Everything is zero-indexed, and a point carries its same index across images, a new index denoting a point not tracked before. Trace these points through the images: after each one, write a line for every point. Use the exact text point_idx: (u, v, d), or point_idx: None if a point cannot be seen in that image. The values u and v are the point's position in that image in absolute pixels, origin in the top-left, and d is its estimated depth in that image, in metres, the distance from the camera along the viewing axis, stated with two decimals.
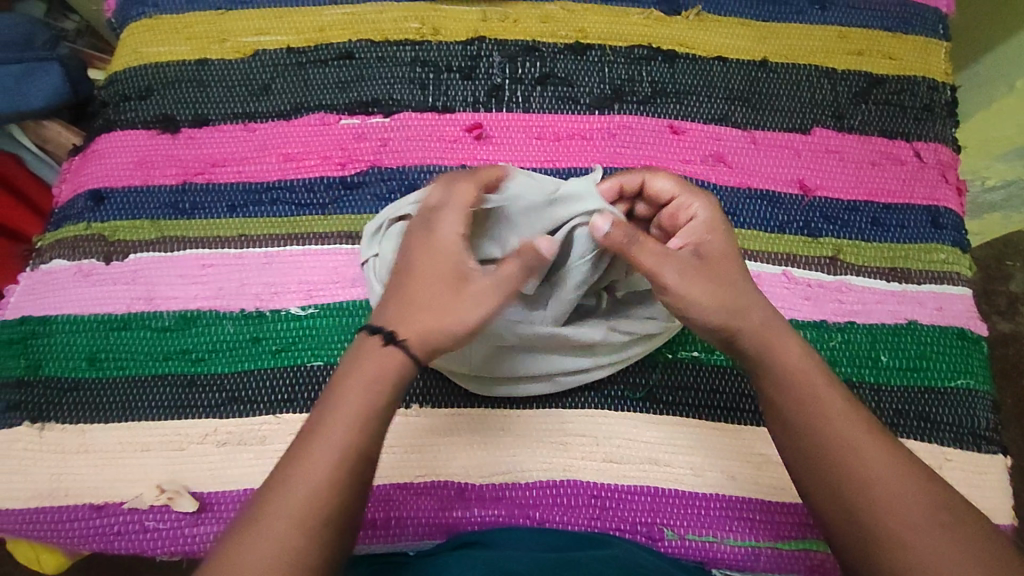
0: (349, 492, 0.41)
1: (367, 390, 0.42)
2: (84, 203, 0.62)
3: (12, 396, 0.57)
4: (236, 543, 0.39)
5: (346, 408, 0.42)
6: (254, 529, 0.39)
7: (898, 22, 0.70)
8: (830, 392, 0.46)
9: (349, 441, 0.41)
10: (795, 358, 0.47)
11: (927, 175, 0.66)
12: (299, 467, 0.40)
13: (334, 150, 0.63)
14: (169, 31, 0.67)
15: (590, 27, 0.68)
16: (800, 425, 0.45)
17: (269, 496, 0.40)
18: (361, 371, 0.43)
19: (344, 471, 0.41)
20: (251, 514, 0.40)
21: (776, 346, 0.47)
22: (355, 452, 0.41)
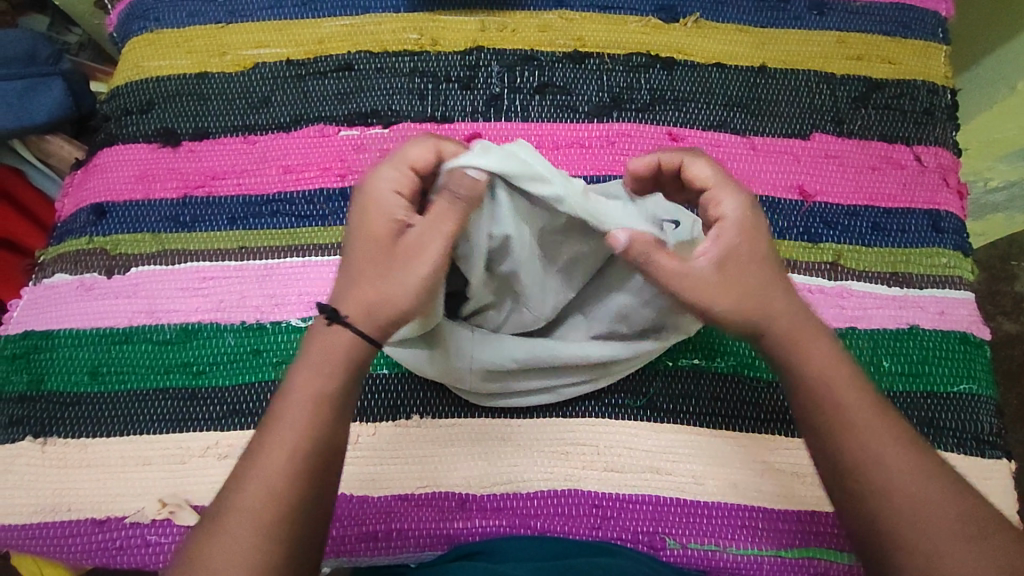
0: (307, 488, 0.42)
1: (320, 385, 0.43)
2: (86, 217, 0.63)
3: (15, 411, 0.57)
4: (201, 542, 0.41)
5: (297, 402, 0.43)
6: (215, 529, 0.41)
7: (897, 26, 0.70)
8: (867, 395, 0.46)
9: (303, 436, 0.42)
10: (827, 358, 0.47)
11: (928, 179, 0.66)
12: (261, 466, 0.42)
13: (333, 162, 0.63)
14: (170, 46, 0.68)
15: (588, 36, 0.68)
16: (825, 418, 0.46)
17: (231, 494, 0.42)
18: (314, 364, 0.44)
19: (300, 467, 0.42)
20: (216, 513, 0.42)
21: (804, 349, 0.47)
22: (309, 446, 0.42)
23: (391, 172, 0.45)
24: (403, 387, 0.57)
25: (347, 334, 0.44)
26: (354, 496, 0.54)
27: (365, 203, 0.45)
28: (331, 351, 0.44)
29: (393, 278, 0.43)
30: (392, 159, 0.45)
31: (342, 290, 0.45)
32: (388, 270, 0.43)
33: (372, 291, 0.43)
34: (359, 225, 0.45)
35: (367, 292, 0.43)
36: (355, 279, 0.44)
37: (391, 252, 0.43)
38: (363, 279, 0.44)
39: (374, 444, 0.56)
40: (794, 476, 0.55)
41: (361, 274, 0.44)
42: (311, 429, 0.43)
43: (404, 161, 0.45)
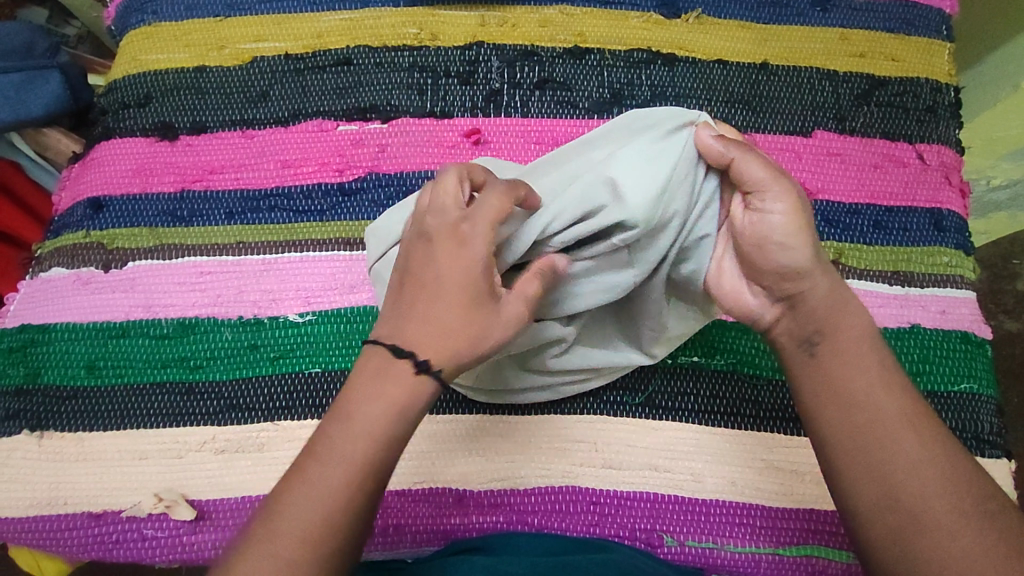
0: (360, 516, 0.39)
1: (388, 413, 0.40)
2: (83, 211, 0.62)
3: (11, 404, 0.57)
4: (237, 561, 0.37)
5: (362, 427, 0.40)
6: (259, 549, 0.37)
7: (900, 23, 0.69)
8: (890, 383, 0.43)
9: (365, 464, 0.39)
10: (849, 340, 0.45)
11: (930, 177, 0.65)
12: (313, 485, 0.39)
13: (332, 156, 0.63)
14: (168, 39, 0.68)
15: (589, 31, 0.68)
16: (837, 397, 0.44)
17: (275, 512, 0.38)
18: (382, 391, 0.40)
19: (358, 492, 0.39)
20: (258, 532, 0.38)
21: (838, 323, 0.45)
22: (370, 473, 0.39)
23: (436, 206, 0.43)
24: None
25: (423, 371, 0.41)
26: None
27: (421, 244, 0.43)
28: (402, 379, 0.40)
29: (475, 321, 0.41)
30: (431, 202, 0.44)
31: (412, 333, 0.41)
32: (467, 315, 0.41)
33: (453, 337, 0.41)
34: (421, 267, 0.43)
35: (439, 336, 0.41)
36: (428, 326, 0.41)
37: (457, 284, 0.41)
38: (438, 324, 0.41)
39: None
40: (792, 475, 0.55)
41: (431, 319, 0.41)
42: (372, 455, 0.39)
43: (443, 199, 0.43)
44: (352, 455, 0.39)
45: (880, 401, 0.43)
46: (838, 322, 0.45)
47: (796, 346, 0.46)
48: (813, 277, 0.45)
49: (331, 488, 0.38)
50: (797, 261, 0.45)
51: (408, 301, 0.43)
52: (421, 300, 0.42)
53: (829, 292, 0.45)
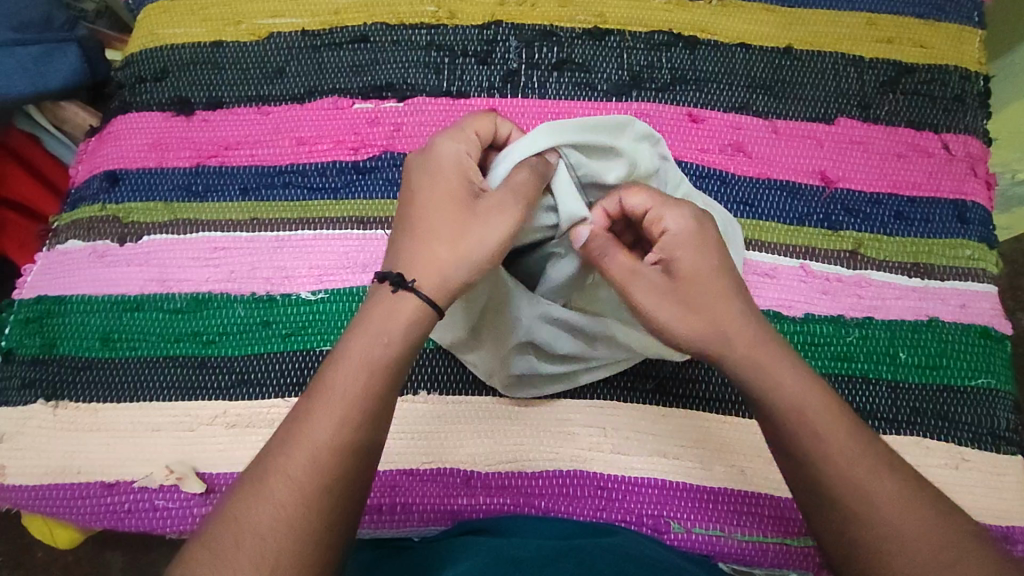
0: (357, 458, 0.40)
1: (376, 353, 0.41)
2: (99, 184, 0.63)
3: (28, 373, 0.58)
4: (234, 509, 0.38)
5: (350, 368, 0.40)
6: (255, 496, 0.38)
7: (930, 9, 0.67)
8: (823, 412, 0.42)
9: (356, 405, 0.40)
10: (790, 390, 0.42)
11: (955, 168, 0.64)
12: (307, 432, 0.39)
13: (346, 134, 0.63)
14: (185, 13, 0.67)
15: (609, 12, 0.66)
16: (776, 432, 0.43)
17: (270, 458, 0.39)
18: (369, 332, 0.41)
19: (351, 435, 0.39)
20: (253, 479, 0.39)
21: (769, 371, 0.43)
22: (353, 438, 0.39)
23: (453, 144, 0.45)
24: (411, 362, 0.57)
25: (413, 300, 0.42)
26: None
27: (428, 171, 0.45)
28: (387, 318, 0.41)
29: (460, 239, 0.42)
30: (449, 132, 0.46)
31: (403, 255, 0.43)
32: (454, 235, 0.43)
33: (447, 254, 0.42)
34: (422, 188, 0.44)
35: (423, 260, 0.42)
36: (416, 247, 0.43)
37: (456, 205, 0.43)
38: (426, 245, 0.43)
39: None
40: None
41: (421, 242, 0.43)
42: (363, 399, 0.40)
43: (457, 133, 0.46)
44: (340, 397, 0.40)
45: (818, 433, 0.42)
46: (776, 366, 0.43)
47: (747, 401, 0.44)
48: (734, 325, 0.43)
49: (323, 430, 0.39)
50: (688, 331, 0.43)
51: (403, 222, 0.44)
52: (415, 220, 0.44)
53: (751, 343, 0.43)
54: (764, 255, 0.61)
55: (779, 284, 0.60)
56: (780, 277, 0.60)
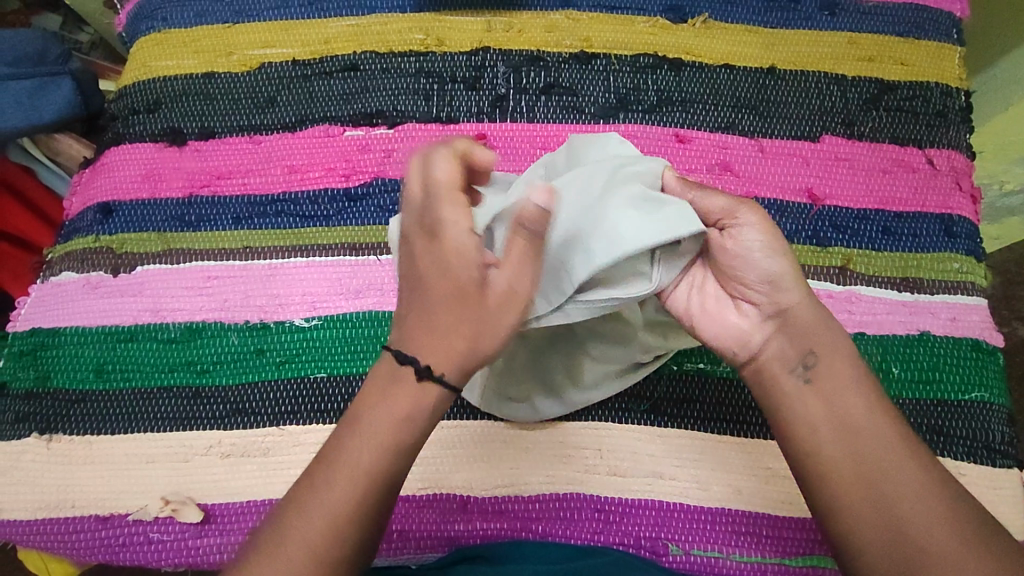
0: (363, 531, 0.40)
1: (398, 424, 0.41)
2: (93, 215, 0.63)
3: (22, 407, 0.58)
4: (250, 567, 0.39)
5: (360, 446, 0.40)
6: (264, 561, 0.39)
7: (910, 27, 0.69)
8: (855, 378, 0.45)
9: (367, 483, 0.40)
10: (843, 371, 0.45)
11: (940, 182, 0.64)
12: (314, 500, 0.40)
13: (338, 162, 0.63)
14: (177, 46, 0.68)
15: (595, 36, 0.68)
16: (841, 394, 0.44)
17: (281, 524, 0.40)
18: (388, 413, 0.41)
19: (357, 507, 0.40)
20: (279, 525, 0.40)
21: (823, 351, 0.45)
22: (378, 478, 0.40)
23: (452, 208, 0.40)
24: None
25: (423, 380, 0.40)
26: None
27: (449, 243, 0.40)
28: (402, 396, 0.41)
29: (486, 325, 0.40)
30: (440, 194, 0.40)
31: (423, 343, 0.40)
32: (471, 323, 0.40)
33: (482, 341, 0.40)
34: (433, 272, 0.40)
35: (441, 350, 0.40)
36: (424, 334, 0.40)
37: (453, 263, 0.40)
38: (435, 330, 0.40)
39: None
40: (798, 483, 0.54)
41: (437, 322, 0.40)
42: (375, 478, 0.40)
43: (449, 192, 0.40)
44: (352, 473, 0.40)
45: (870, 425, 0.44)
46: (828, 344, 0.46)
47: (789, 370, 0.46)
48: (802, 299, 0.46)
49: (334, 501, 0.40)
50: (773, 278, 0.46)
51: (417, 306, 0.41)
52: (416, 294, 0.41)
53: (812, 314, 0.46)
54: None
55: None
56: None
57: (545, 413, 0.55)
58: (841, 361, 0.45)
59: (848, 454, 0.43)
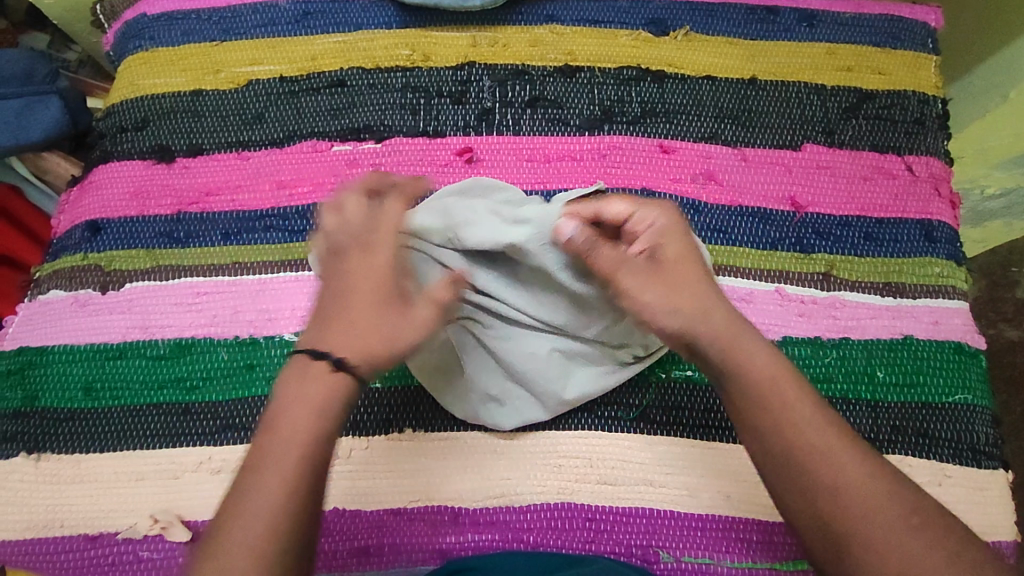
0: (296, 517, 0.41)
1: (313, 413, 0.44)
2: (81, 233, 0.63)
3: (8, 427, 0.58)
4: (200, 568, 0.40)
5: (285, 439, 0.43)
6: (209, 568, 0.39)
7: (886, 37, 0.70)
8: (773, 374, 0.47)
9: (295, 460, 0.42)
10: (757, 364, 0.47)
11: (919, 188, 0.66)
12: (248, 503, 0.41)
13: (326, 177, 0.64)
14: (165, 64, 0.69)
15: (579, 50, 0.69)
16: (755, 397, 0.46)
17: (218, 535, 0.41)
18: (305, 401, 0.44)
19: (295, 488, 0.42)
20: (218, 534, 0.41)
21: (735, 349, 0.48)
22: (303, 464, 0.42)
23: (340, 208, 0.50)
24: (395, 402, 0.57)
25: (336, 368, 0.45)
26: (345, 511, 0.54)
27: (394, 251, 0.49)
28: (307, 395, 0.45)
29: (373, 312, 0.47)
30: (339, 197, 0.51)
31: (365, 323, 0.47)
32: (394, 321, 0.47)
33: (348, 338, 0.46)
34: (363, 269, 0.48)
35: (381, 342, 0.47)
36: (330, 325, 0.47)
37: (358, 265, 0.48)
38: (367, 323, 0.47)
39: (366, 458, 0.56)
40: None
41: (347, 316, 0.47)
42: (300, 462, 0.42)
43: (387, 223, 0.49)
44: (275, 464, 0.42)
45: (803, 438, 0.45)
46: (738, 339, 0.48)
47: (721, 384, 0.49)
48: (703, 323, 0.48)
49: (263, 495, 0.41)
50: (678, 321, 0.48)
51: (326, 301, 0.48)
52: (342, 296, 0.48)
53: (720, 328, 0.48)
54: (739, 281, 0.62)
55: (755, 308, 0.61)
56: (756, 301, 0.61)
57: (534, 419, 0.55)
58: (757, 363, 0.47)
59: (790, 468, 0.45)
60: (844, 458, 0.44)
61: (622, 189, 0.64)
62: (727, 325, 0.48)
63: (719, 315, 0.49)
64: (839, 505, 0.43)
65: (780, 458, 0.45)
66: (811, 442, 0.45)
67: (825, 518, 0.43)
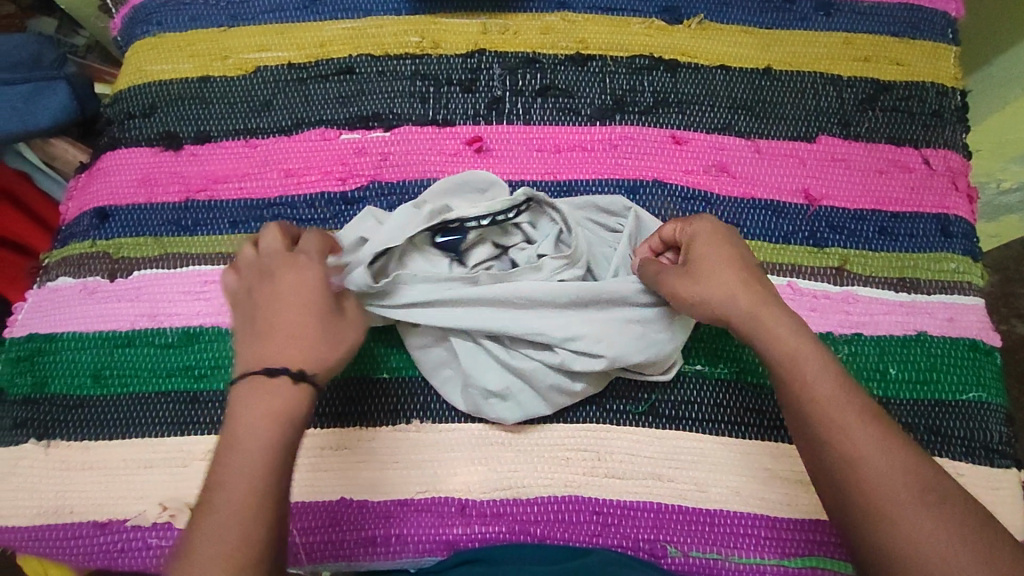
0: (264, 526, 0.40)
1: (275, 426, 0.43)
2: (89, 220, 0.63)
3: (19, 413, 0.58)
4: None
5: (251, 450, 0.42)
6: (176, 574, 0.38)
7: (905, 27, 0.69)
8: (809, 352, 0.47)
9: (260, 468, 0.41)
10: (785, 341, 0.47)
11: (937, 182, 0.64)
12: (216, 514, 0.40)
13: (334, 165, 0.63)
14: (173, 50, 0.68)
15: (590, 38, 0.68)
16: (786, 370, 0.46)
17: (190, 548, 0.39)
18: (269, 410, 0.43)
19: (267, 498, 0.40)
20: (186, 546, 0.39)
21: (767, 326, 0.48)
22: (266, 476, 0.41)
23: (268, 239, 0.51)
24: (403, 392, 0.57)
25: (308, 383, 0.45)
26: (353, 501, 0.54)
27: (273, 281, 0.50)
28: (275, 402, 0.44)
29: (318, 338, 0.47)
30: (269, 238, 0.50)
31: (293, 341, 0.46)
32: (337, 332, 0.48)
33: (293, 349, 0.46)
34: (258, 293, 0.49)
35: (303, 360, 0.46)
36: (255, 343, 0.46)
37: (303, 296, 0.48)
38: (289, 337, 0.47)
39: (374, 448, 0.56)
40: (796, 483, 0.54)
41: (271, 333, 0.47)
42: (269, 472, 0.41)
43: (272, 253, 0.50)
44: (243, 471, 0.41)
45: (841, 419, 0.44)
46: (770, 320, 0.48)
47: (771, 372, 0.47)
48: (763, 312, 0.48)
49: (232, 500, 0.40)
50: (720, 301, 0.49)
51: (246, 323, 0.48)
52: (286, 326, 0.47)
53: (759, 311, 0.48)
54: None
55: None
56: None
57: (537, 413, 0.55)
58: (785, 340, 0.47)
59: (826, 452, 0.44)
60: (883, 438, 0.43)
61: (633, 180, 0.64)
62: (753, 306, 0.49)
63: (745, 297, 0.49)
64: (879, 489, 0.41)
65: (819, 464, 0.44)
66: (847, 425, 0.44)
67: (864, 523, 0.41)
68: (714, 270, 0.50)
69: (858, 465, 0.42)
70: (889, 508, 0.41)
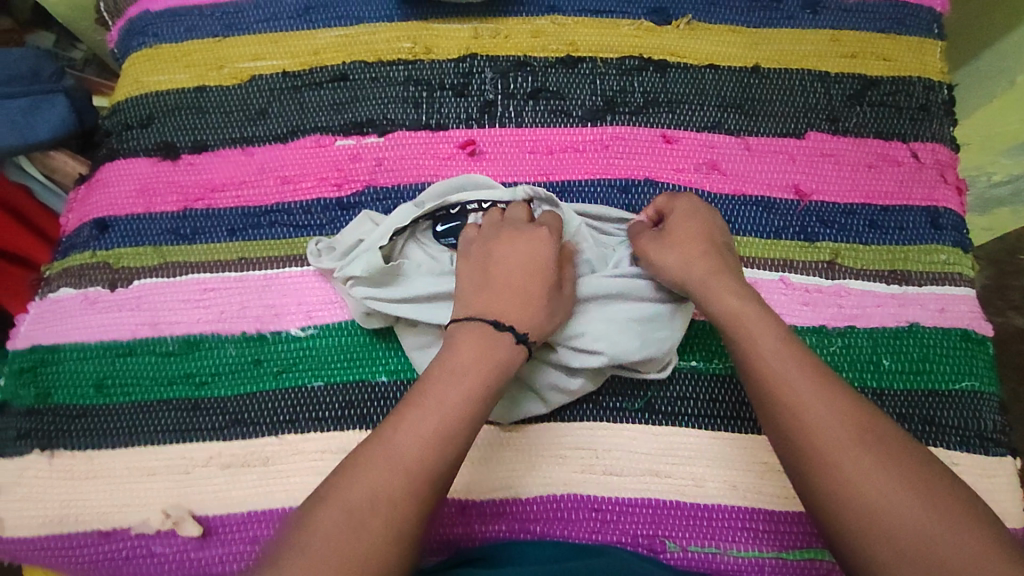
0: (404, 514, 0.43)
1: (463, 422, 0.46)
2: (88, 232, 0.64)
3: (23, 424, 0.58)
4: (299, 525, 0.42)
5: (424, 439, 0.45)
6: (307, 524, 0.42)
7: (891, 22, 0.70)
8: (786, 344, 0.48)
9: (419, 458, 0.44)
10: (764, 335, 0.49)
11: (925, 175, 0.65)
12: (361, 487, 0.43)
13: (330, 172, 0.64)
14: (168, 61, 0.69)
15: (581, 40, 0.68)
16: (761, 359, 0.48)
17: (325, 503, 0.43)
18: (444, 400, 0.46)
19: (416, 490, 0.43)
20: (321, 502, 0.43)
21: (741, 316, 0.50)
22: (422, 473, 0.44)
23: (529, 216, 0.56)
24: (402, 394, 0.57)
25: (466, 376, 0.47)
26: None
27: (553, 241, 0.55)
28: (447, 395, 0.47)
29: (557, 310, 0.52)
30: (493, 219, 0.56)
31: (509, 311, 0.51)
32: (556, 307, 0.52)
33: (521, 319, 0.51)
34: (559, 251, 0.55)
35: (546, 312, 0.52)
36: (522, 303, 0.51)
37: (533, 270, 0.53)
38: (526, 291, 0.52)
39: None
40: None
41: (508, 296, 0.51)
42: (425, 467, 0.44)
43: (501, 239, 0.55)
44: (405, 456, 0.44)
45: (816, 408, 0.45)
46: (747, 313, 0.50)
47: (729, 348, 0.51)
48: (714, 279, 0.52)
49: (391, 482, 0.43)
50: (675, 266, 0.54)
51: (477, 288, 0.52)
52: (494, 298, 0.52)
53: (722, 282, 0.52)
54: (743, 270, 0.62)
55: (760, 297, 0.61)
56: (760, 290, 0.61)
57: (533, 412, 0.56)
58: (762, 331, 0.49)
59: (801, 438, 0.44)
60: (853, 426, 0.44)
61: (625, 180, 0.64)
62: (708, 276, 0.53)
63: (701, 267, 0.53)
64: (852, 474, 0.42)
65: (783, 441, 0.46)
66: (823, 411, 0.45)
67: (840, 507, 0.42)
68: (685, 241, 0.54)
69: (834, 452, 0.43)
70: (865, 496, 0.41)
